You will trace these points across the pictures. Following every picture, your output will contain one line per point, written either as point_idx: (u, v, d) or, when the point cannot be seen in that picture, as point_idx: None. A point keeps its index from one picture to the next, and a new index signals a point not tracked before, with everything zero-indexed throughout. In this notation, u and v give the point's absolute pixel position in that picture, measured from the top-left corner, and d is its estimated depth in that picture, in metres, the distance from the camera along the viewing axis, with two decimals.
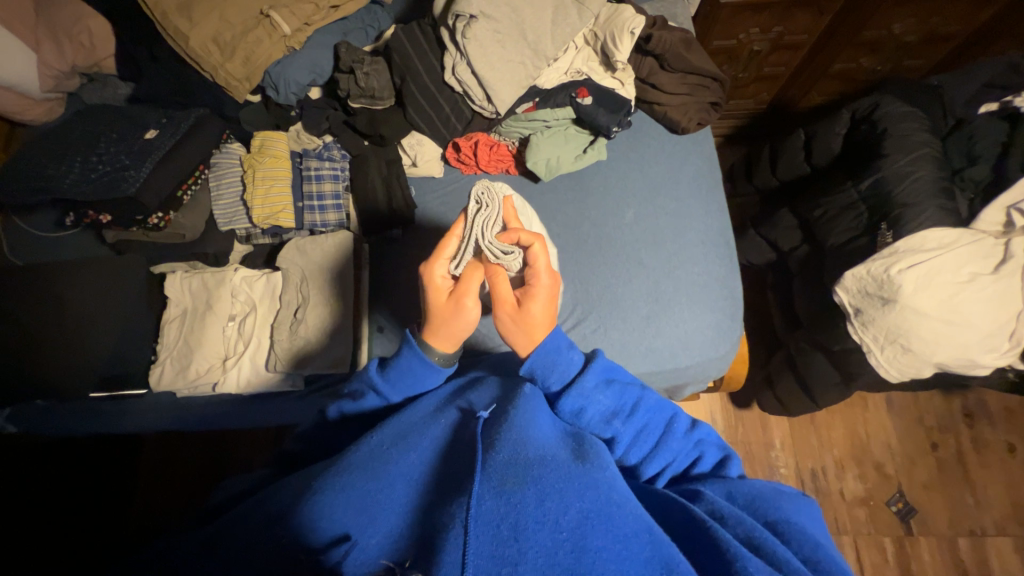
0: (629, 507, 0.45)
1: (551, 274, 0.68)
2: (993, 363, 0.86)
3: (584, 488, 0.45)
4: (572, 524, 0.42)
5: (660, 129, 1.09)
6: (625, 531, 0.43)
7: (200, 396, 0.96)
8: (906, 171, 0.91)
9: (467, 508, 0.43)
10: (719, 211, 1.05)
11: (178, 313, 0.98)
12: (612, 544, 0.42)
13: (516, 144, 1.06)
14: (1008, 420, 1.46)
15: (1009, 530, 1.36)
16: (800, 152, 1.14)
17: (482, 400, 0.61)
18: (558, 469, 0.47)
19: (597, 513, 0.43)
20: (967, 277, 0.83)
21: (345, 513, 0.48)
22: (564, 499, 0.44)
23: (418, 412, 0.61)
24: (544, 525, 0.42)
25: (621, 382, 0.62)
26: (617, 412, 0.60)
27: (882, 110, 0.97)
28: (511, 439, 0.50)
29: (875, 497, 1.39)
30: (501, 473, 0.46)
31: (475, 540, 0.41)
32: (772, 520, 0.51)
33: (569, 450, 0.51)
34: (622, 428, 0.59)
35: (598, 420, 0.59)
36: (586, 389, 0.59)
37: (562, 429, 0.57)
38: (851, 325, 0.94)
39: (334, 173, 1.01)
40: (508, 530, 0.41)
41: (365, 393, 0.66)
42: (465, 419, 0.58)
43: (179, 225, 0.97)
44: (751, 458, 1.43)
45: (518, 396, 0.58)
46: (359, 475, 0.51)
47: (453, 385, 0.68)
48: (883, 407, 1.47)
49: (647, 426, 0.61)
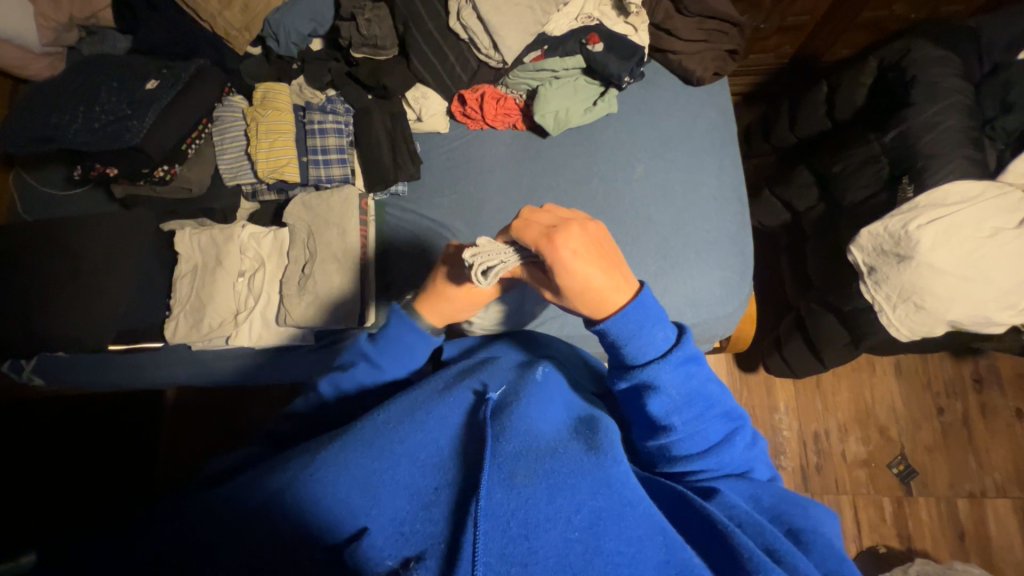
0: (642, 508, 0.46)
1: (559, 234, 0.49)
2: (1009, 320, 0.84)
3: (593, 489, 0.46)
4: (585, 524, 0.44)
5: (675, 80, 1.05)
6: (637, 533, 0.44)
7: (215, 348, 0.98)
8: (934, 121, 0.86)
9: (476, 501, 0.44)
10: (733, 167, 1.02)
11: (189, 270, 0.98)
12: (623, 542, 0.44)
13: (524, 97, 1.02)
14: (1018, 386, 1.45)
15: (1009, 492, 1.38)
16: (821, 106, 1.09)
17: (495, 382, 0.59)
18: (570, 463, 0.48)
19: (605, 512, 0.45)
20: (989, 232, 0.81)
21: (352, 488, 0.48)
22: (577, 498, 0.45)
23: (427, 392, 0.58)
24: (552, 523, 0.44)
25: (700, 379, 0.54)
26: (682, 406, 0.53)
27: (912, 55, 0.91)
28: (523, 430, 0.51)
29: (877, 459, 1.41)
30: (512, 466, 0.47)
31: (484, 533, 0.43)
32: (795, 528, 0.50)
33: (581, 441, 0.51)
34: (681, 424, 0.53)
35: (664, 409, 0.53)
36: (659, 379, 0.52)
37: (577, 416, 0.57)
38: (864, 284, 0.92)
39: (337, 127, 0.98)
40: (518, 528, 0.43)
41: (356, 363, 0.65)
42: (479, 405, 0.56)
43: (184, 178, 0.97)
44: (755, 421, 1.45)
45: (527, 383, 0.57)
46: (363, 453, 0.50)
47: (460, 366, 0.64)
48: (891, 371, 1.46)
49: (706, 431, 0.54)
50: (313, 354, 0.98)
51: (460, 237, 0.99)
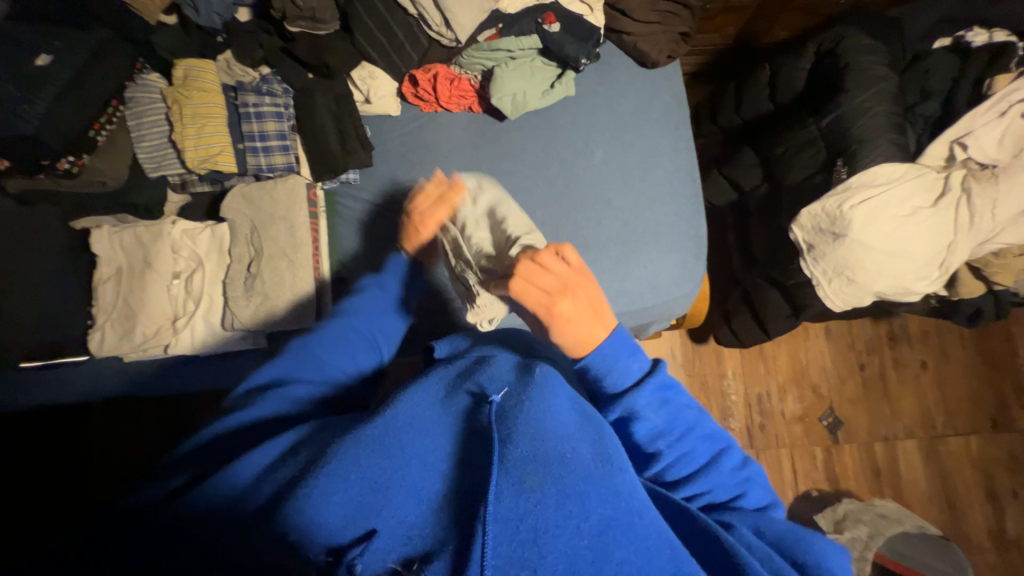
0: (650, 517, 0.45)
1: (552, 301, 0.54)
2: (923, 290, 0.94)
3: (602, 495, 0.44)
4: (594, 530, 0.42)
5: (629, 62, 1.04)
6: (647, 543, 0.43)
7: (152, 357, 0.89)
8: (865, 107, 0.93)
9: (484, 507, 0.42)
10: (688, 151, 1.04)
11: (111, 273, 0.87)
12: (632, 549, 0.42)
13: (479, 78, 0.98)
14: (923, 341, 1.65)
15: (915, 433, 1.59)
16: (765, 89, 1.14)
17: (494, 384, 0.55)
18: (579, 470, 0.45)
19: (617, 520, 0.43)
20: (909, 211, 0.89)
21: (363, 480, 0.45)
22: (586, 504, 0.43)
23: (429, 393, 0.55)
24: (562, 529, 0.41)
25: (678, 412, 0.58)
26: (665, 432, 0.57)
27: (846, 43, 0.97)
28: (529, 433, 0.47)
29: (810, 414, 1.57)
30: (520, 471, 0.44)
31: (493, 542, 0.40)
32: (802, 561, 0.50)
33: (591, 445, 0.49)
34: (666, 449, 0.57)
35: (647, 439, 0.57)
36: (638, 412, 0.56)
37: (576, 409, 0.53)
38: (803, 260, 0.99)
39: (276, 111, 0.90)
40: (527, 532, 0.41)
41: (366, 290, 0.78)
42: (478, 407, 0.52)
43: (96, 170, 0.84)
44: (706, 388, 1.55)
45: (531, 384, 0.54)
46: (371, 454, 0.47)
47: (461, 366, 0.61)
48: (822, 334, 1.61)
49: (692, 453, 0.58)
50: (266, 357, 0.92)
51: None
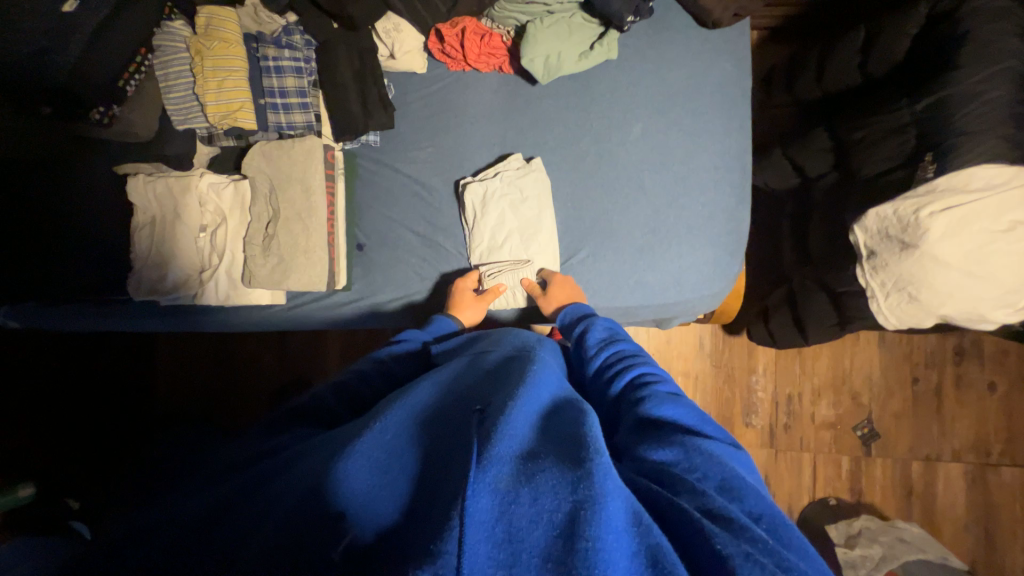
0: (620, 492, 0.36)
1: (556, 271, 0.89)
2: (1003, 319, 0.81)
3: (578, 481, 0.35)
4: (568, 518, 0.33)
5: (688, 22, 0.91)
6: (618, 522, 0.34)
7: (182, 305, 0.93)
8: (977, 91, 0.76)
9: (460, 502, 0.33)
10: (741, 131, 0.91)
11: (146, 222, 0.89)
12: (608, 535, 0.32)
13: (512, 33, 0.89)
14: (998, 361, 1.46)
15: (963, 457, 1.45)
16: (855, 56, 0.95)
17: (482, 390, 0.50)
18: (558, 462, 0.37)
19: (595, 506, 0.34)
20: (1005, 226, 0.75)
21: (369, 476, 0.41)
22: (562, 494, 0.35)
23: (418, 401, 0.49)
24: (540, 524, 0.33)
25: (624, 338, 0.69)
26: (608, 340, 0.68)
27: (971, 5, 0.77)
28: (509, 431, 0.39)
29: (843, 422, 1.46)
30: (498, 469, 0.36)
31: (471, 540, 0.31)
32: (725, 481, 0.42)
33: (569, 438, 0.41)
34: (606, 349, 0.66)
35: (594, 344, 0.69)
36: (590, 328, 0.72)
37: (551, 401, 0.48)
38: (860, 269, 0.86)
39: (296, 66, 0.86)
40: (503, 533, 0.33)
41: (409, 339, 0.75)
42: (462, 409, 0.47)
43: (127, 122, 0.85)
44: (732, 381, 1.47)
45: (518, 381, 0.49)
46: (357, 462, 0.41)
47: (452, 372, 0.56)
48: (874, 341, 1.46)
49: (625, 352, 0.64)
50: (282, 311, 0.96)
51: (437, 197, 0.94)
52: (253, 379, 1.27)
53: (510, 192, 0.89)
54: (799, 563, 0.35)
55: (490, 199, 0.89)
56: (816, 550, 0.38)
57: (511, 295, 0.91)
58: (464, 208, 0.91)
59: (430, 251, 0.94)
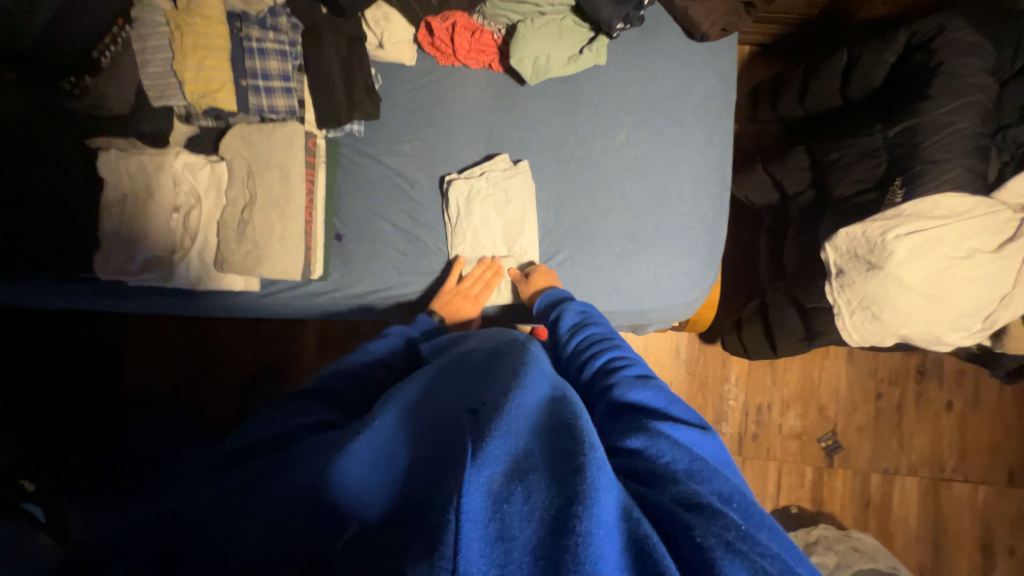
0: (610, 485, 0.36)
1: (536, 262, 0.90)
2: (958, 341, 0.84)
3: (570, 477, 0.35)
4: (559, 514, 0.33)
5: (676, 32, 0.92)
6: (608, 517, 0.34)
7: (150, 287, 0.91)
8: (947, 121, 0.78)
9: (454, 501, 0.33)
10: (723, 144, 0.93)
11: (117, 199, 0.85)
12: (598, 530, 0.32)
13: (502, 32, 0.88)
14: (956, 381, 1.52)
15: (919, 472, 1.51)
16: (837, 79, 0.98)
17: (472, 377, 0.48)
18: (552, 458, 0.37)
19: (587, 502, 0.33)
20: (965, 253, 0.78)
21: (366, 470, 0.39)
22: (555, 490, 0.34)
23: (411, 394, 0.48)
24: (531, 521, 0.33)
25: (597, 321, 0.70)
26: (583, 325, 0.69)
27: (945, 37, 0.80)
28: (503, 423, 0.38)
29: (809, 433, 1.50)
30: (492, 467, 0.35)
31: (466, 539, 0.31)
32: (695, 466, 0.42)
33: (561, 427, 0.40)
34: (580, 334, 0.67)
35: (567, 330, 0.69)
36: (563, 315, 0.72)
37: (550, 392, 0.44)
38: (829, 285, 0.89)
39: (280, 49, 0.85)
40: (495, 532, 0.33)
41: (394, 334, 0.75)
42: (455, 396, 0.45)
43: (99, 94, 0.81)
44: (705, 389, 1.50)
45: (510, 367, 0.47)
46: (352, 460, 0.39)
47: (443, 362, 0.54)
48: (843, 356, 1.51)
49: (604, 339, 0.64)
50: (255, 298, 0.94)
51: (419, 191, 0.93)
52: (223, 365, 1.24)
53: (495, 192, 0.89)
54: (768, 543, 0.36)
55: (474, 198, 0.89)
56: (780, 526, 0.39)
57: (493, 291, 0.91)
58: (447, 203, 0.91)
59: (410, 244, 0.93)
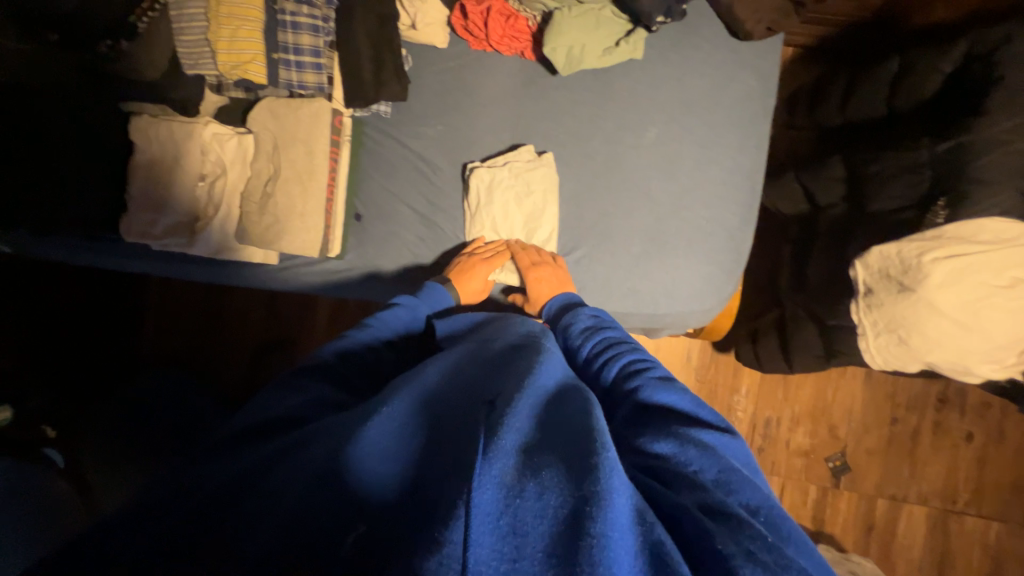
0: (624, 485, 0.35)
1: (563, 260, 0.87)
2: (987, 374, 0.81)
3: (582, 476, 0.34)
4: (573, 514, 0.32)
5: (718, 29, 0.88)
6: (622, 518, 0.32)
7: (172, 252, 0.92)
8: (1000, 141, 0.74)
9: (466, 493, 0.32)
10: (756, 149, 0.90)
11: (145, 163, 0.87)
12: (612, 532, 0.31)
13: (538, 18, 0.86)
14: (978, 413, 1.46)
15: (928, 501, 1.46)
16: (883, 88, 0.93)
17: (483, 370, 0.48)
18: (564, 455, 0.36)
19: (600, 502, 0.32)
20: (1007, 282, 0.75)
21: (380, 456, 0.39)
22: (568, 489, 0.33)
23: (423, 382, 0.47)
24: (545, 518, 0.32)
25: (611, 324, 0.66)
26: (597, 326, 0.66)
27: (1009, 49, 0.75)
28: (514, 420, 0.38)
29: (817, 452, 1.47)
30: (502, 462, 0.34)
31: (476, 534, 0.31)
32: (721, 476, 0.41)
33: (572, 426, 0.39)
34: (592, 334, 0.64)
35: (579, 330, 0.66)
36: (575, 317, 0.68)
37: (557, 389, 0.44)
38: (855, 304, 0.85)
39: (313, 23, 0.83)
40: (508, 528, 0.32)
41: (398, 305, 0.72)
42: (466, 388, 0.45)
43: (133, 59, 0.83)
44: (713, 398, 1.47)
45: (522, 363, 0.46)
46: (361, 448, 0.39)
47: (456, 353, 0.54)
48: (860, 376, 1.47)
49: (618, 339, 0.62)
50: (272, 271, 0.95)
51: (440, 176, 0.93)
52: (237, 334, 1.27)
53: (518, 184, 0.87)
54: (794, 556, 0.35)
55: (495, 187, 0.87)
56: (811, 543, 0.38)
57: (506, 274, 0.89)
58: (469, 191, 0.89)
59: (427, 230, 0.93)
